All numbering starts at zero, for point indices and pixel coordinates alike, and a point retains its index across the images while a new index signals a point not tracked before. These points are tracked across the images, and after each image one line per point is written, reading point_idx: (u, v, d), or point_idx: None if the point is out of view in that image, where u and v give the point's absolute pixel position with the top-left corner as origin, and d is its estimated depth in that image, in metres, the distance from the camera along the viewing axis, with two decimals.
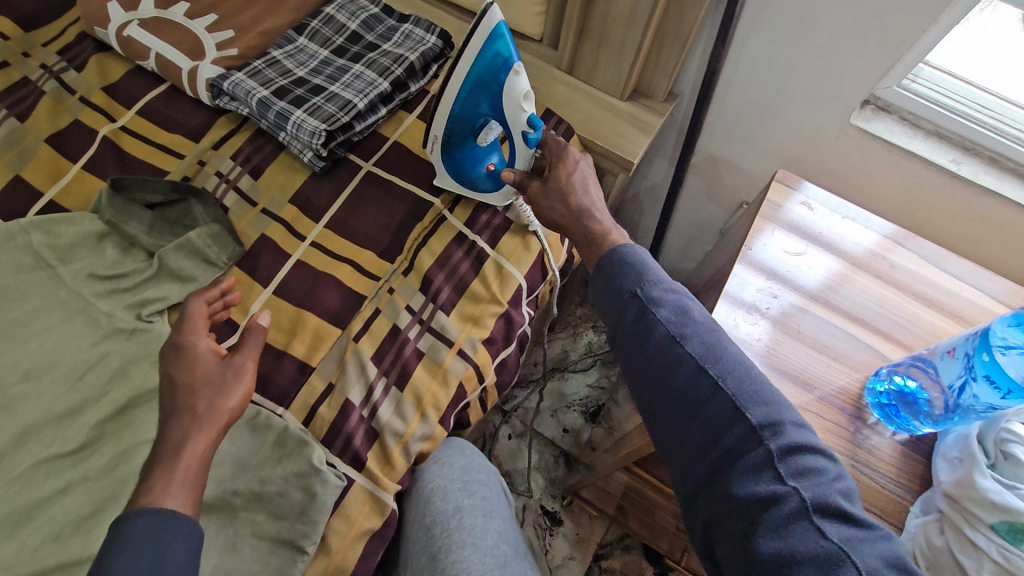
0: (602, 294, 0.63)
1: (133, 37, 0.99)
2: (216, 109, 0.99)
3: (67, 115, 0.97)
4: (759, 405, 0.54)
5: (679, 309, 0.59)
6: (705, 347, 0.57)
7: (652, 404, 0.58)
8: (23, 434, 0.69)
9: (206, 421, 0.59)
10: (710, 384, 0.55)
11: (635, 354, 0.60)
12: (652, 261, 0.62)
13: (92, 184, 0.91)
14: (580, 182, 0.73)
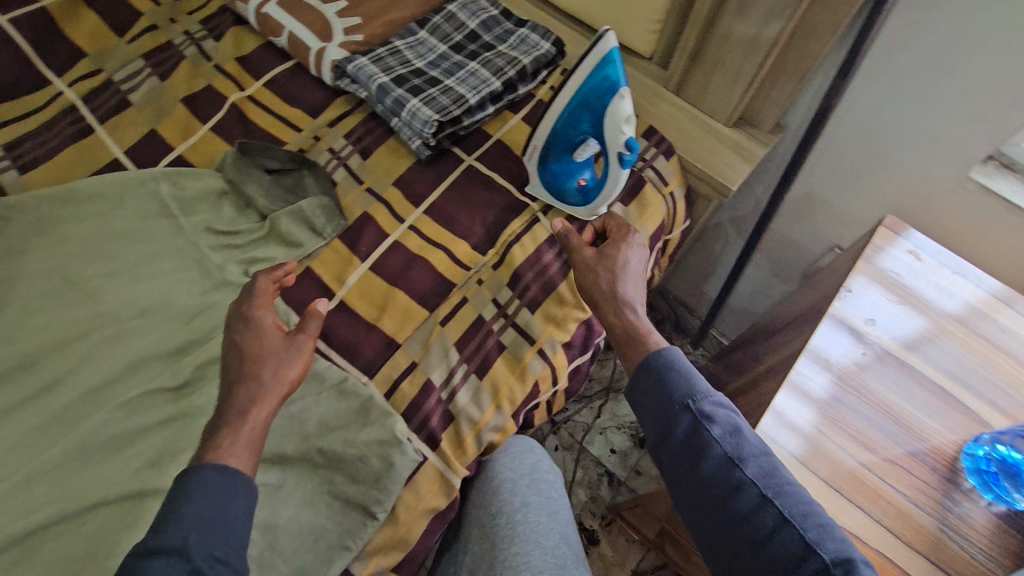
0: (644, 402, 0.62)
1: (270, 14, 1.05)
2: (335, 89, 1.04)
3: (202, 80, 1.04)
4: (828, 542, 0.51)
5: (733, 427, 0.58)
6: (762, 475, 0.55)
7: (706, 531, 0.56)
8: (133, 364, 0.74)
9: (270, 386, 0.64)
10: (776, 516, 0.53)
11: (688, 474, 0.58)
12: (697, 373, 0.62)
13: (217, 145, 0.97)
14: (632, 266, 0.76)
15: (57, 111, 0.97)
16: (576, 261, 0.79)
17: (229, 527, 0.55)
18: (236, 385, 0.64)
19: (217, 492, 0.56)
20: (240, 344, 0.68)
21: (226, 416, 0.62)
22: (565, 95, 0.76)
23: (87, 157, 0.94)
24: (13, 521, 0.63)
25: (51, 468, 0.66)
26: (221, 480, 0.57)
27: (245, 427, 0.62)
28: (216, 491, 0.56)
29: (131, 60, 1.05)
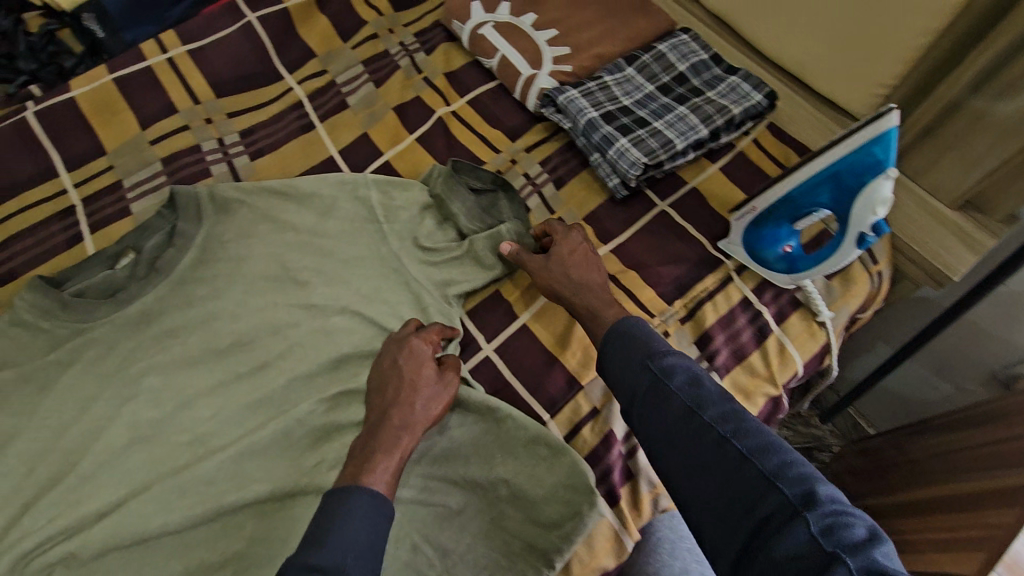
0: (617, 367, 0.68)
1: (486, 36, 1.07)
2: (535, 115, 1.04)
3: (412, 91, 1.09)
4: (784, 470, 0.55)
5: (694, 378, 0.64)
6: (722, 416, 0.60)
7: (677, 476, 0.60)
8: (336, 361, 0.80)
9: (419, 422, 0.70)
10: (736, 453, 0.57)
11: (654, 422, 0.63)
12: (659, 337, 0.69)
13: (422, 157, 1.01)
14: (580, 259, 0.84)
15: (286, 106, 1.05)
16: (529, 267, 0.83)
17: (378, 551, 0.58)
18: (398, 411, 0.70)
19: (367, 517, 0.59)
20: (401, 364, 0.74)
21: (382, 435, 0.68)
22: (813, 166, 0.71)
23: (306, 153, 1.01)
24: (227, 492, 0.70)
25: (260, 447, 0.73)
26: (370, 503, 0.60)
27: (396, 451, 0.67)
28: (368, 516, 0.59)
29: (352, 65, 1.11)
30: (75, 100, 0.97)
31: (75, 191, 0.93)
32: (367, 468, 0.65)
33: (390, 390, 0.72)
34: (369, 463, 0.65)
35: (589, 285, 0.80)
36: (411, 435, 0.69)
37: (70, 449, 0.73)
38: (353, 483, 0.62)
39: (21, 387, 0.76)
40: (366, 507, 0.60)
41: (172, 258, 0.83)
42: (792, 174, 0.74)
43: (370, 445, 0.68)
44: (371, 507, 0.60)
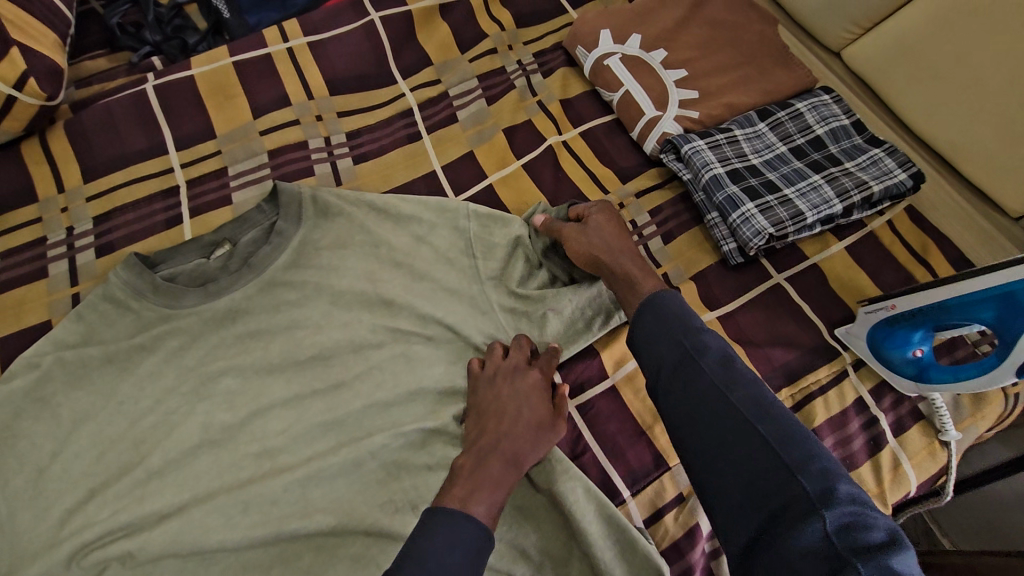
0: (643, 337, 0.62)
1: (611, 68, 1.01)
2: (650, 158, 0.99)
3: (524, 113, 1.05)
4: (808, 463, 0.50)
5: (725, 358, 0.57)
6: (749, 398, 0.55)
7: (693, 455, 0.55)
8: (414, 393, 0.76)
9: (524, 463, 0.68)
10: (759, 439, 0.52)
11: (675, 397, 0.57)
12: (691, 308, 0.63)
13: (527, 185, 0.97)
14: (616, 227, 0.81)
15: (395, 112, 1.03)
16: (564, 236, 0.82)
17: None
18: (483, 473, 0.65)
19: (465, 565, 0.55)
20: (511, 397, 0.72)
21: (491, 466, 0.66)
22: (988, 280, 0.66)
23: (410, 164, 0.98)
24: (291, 517, 0.68)
25: (328, 474, 0.70)
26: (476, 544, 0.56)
27: (499, 490, 0.64)
28: (465, 551, 0.55)
29: (467, 78, 1.07)
30: (194, 79, 0.97)
31: (180, 171, 0.92)
32: (476, 492, 0.63)
33: (496, 420, 0.70)
34: (477, 494, 0.63)
35: (629, 250, 0.78)
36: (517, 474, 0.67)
37: (143, 439, 0.72)
38: (458, 515, 0.57)
39: (103, 366, 0.76)
40: (470, 539, 0.56)
41: (265, 258, 0.81)
42: (957, 283, 0.69)
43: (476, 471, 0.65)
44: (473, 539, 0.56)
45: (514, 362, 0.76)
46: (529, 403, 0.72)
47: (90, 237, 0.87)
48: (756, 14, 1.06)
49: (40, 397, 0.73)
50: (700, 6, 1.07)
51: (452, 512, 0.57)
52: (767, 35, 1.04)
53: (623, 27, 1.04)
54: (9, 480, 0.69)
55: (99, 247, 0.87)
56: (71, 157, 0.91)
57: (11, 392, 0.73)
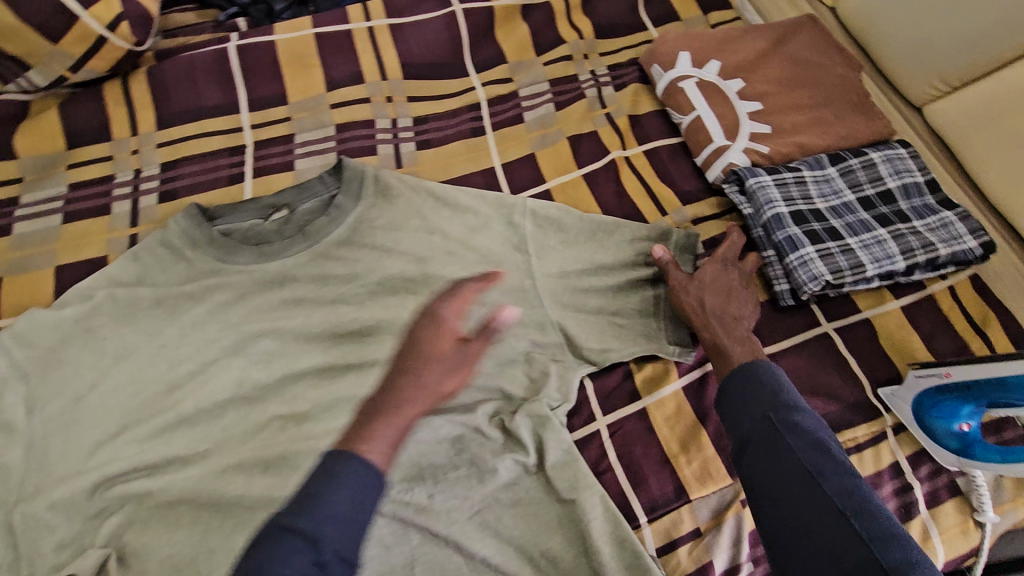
0: (735, 412, 0.65)
1: (685, 91, 1.00)
2: (711, 186, 0.97)
3: (591, 124, 1.05)
4: (906, 569, 0.49)
5: (820, 442, 0.59)
6: (844, 487, 0.56)
7: (781, 539, 0.56)
8: None
9: (433, 393, 0.58)
10: (852, 534, 0.53)
11: (763, 476, 0.59)
12: (786, 389, 0.65)
13: (585, 196, 0.97)
14: (732, 291, 0.82)
15: (464, 104, 1.04)
16: (671, 281, 0.82)
17: (342, 519, 0.51)
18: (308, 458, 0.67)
19: (351, 515, 0.51)
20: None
21: None
22: None
23: (471, 157, 0.99)
24: None
25: None
26: (365, 480, 0.53)
27: None
28: (345, 489, 0.52)
29: (539, 81, 1.08)
30: (275, 44, 1.00)
31: (250, 131, 0.94)
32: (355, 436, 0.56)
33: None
34: None
35: (734, 320, 0.78)
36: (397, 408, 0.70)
37: (178, 385, 0.74)
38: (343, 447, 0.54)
39: (151, 308, 0.77)
40: (341, 476, 0.52)
41: (320, 228, 0.83)
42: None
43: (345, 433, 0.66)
44: (345, 477, 0.52)
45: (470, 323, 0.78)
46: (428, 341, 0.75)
47: (155, 181, 0.89)
48: (839, 57, 1.04)
49: (88, 329, 0.75)
50: (782, 44, 1.06)
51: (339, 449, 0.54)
52: (849, 80, 1.02)
53: (703, 52, 1.04)
54: (48, 403, 0.71)
55: (162, 192, 0.89)
56: (149, 106, 0.94)
57: (59, 319, 0.75)
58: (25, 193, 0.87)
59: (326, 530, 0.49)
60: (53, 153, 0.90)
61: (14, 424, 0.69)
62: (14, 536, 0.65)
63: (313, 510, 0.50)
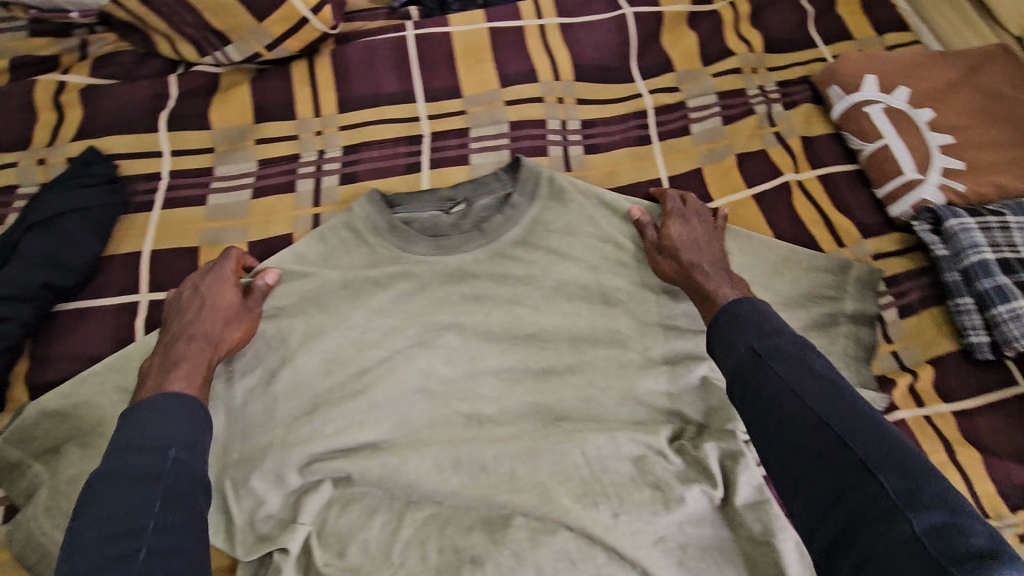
0: (725, 346, 0.71)
1: (870, 116, 0.97)
2: (894, 221, 0.96)
3: (760, 142, 1.01)
4: (885, 461, 0.56)
5: (801, 363, 0.65)
6: (826, 398, 0.62)
7: (777, 458, 0.62)
8: (626, 400, 0.79)
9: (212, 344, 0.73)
10: (834, 439, 0.59)
11: (755, 403, 0.65)
12: (768, 319, 0.70)
13: (755, 218, 0.95)
14: (704, 235, 0.84)
15: (630, 111, 1.01)
16: (648, 240, 0.84)
17: (183, 438, 0.63)
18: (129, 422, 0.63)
19: (189, 436, 0.63)
20: (204, 286, 0.77)
21: (181, 354, 0.71)
22: None
23: (638, 167, 0.97)
24: (497, 489, 0.72)
25: (534, 453, 0.75)
26: (186, 405, 0.66)
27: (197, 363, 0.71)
28: (180, 412, 0.64)
29: (708, 92, 1.04)
30: (451, 35, 1.00)
31: (426, 122, 0.95)
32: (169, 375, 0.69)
33: (191, 311, 0.75)
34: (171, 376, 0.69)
35: (713, 262, 0.81)
36: (213, 355, 0.73)
37: (369, 368, 0.78)
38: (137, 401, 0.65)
39: (341, 292, 0.81)
40: (171, 405, 0.64)
41: (497, 226, 0.84)
42: None
43: (160, 380, 0.69)
44: (175, 407, 0.65)
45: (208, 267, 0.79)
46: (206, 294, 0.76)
47: (338, 163, 0.93)
48: None
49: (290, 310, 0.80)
50: (974, 73, 1.00)
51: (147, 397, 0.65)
52: None
53: (891, 76, 0.99)
54: (248, 374, 0.78)
55: (343, 175, 0.92)
56: (331, 87, 0.96)
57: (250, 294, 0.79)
58: (218, 164, 0.92)
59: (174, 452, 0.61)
60: (242, 125, 0.94)
61: (220, 390, 0.77)
62: (224, 493, 0.73)
63: (140, 434, 0.61)
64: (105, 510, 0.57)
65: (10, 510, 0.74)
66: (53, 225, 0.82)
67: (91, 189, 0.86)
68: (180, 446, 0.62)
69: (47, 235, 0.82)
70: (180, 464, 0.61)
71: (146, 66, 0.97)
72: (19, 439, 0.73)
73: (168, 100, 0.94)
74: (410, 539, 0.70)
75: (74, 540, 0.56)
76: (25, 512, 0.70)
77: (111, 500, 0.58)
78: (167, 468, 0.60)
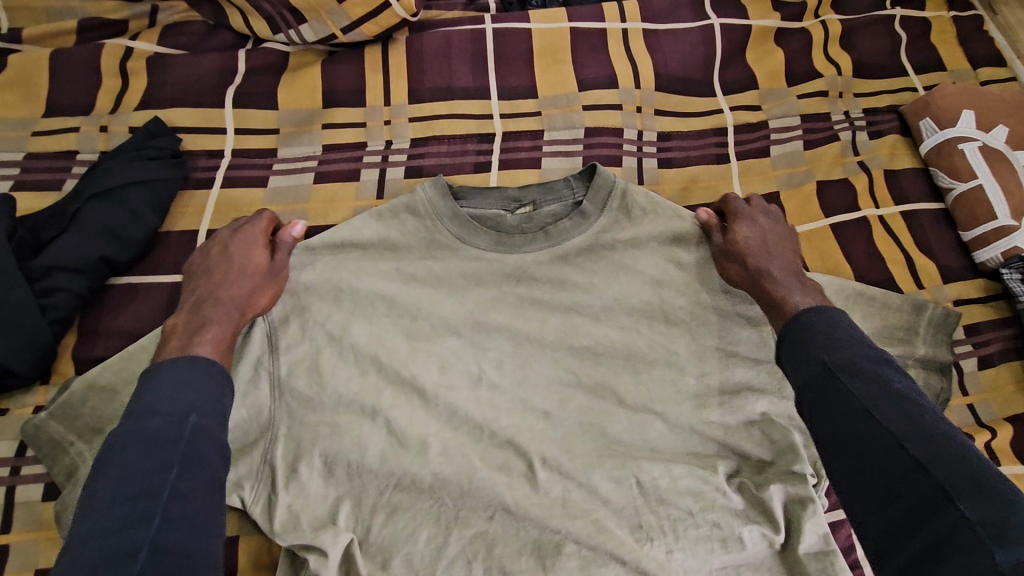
0: (791, 353, 0.65)
1: (964, 154, 0.92)
2: (978, 267, 0.91)
3: (841, 170, 0.96)
4: (967, 488, 0.52)
5: (878, 378, 0.59)
6: (907, 419, 0.56)
7: (846, 477, 0.58)
8: (688, 433, 0.74)
9: (239, 304, 0.70)
10: (912, 461, 0.54)
11: (826, 417, 0.60)
12: (840, 326, 0.65)
13: (832, 249, 0.90)
14: (774, 241, 0.78)
15: (709, 126, 0.97)
16: (713, 244, 0.79)
17: (201, 402, 0.59)
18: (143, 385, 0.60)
19: (211, 402, 0.60)
20: (233, 247, 0.75)
21: (207, 313, 0.69)
22: None
23: (712, 185, 0.93)
24: (551, 513, 0.69)
25: (590, 481, 0.71)
26: (207, 371, 0.62)
27: (223, 326, 0.68)
28: (196, 379, 0.61)
29: (791, 114, 0.99)
30: (531, 32, 0.96)
31: (499, 120, 0.92)
32: (194, 339, 0.67)
33: (221, 270, 0.73)
34: (197, 338, 0.66)
35: (787, 268, 0.75)
36: (240, 320, 0.70)
37: (421, 373, 0.74)
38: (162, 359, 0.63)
39: (400, 289, 0.77)
40: (186, 370, 0.61)
41: (564, 231, 0.79)
42: None
43: (186, 340, 0.67)
44: (191, 372, 0.61)
45: (237, 227, 0.77)
46: (234, 254, 0.73)
47: (405, 155, 0.90)
48: None
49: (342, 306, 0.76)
50: None
51: (160, 362, 0.62)
52: None
53: (989, 114, 0.94)
54: (295, 346, 0.74)
55: (410, 168, 0.89)
56: (405, 76, 0.93)
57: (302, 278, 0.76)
58: (282, 146, 0.89)
59: (193, 420, 0.57)
60: (310, 108, 0.91)
61: (266, 360, 0.73)
62: (274, 481, 0.70)
63: (163, 400, 0.58)
64: (120, 474, 0.53)
65: (51, 485, 0.73)
66: (115, 195, 0.80)
67: (155, 163, 0.84)
68: (200, 412, 0.58)
69: (108, 206, 0.79)
70: (201, 433, 0.57)
71: (216, 39, 0.94)
72: (63, 415, 0.71)
73: (235, 76, 0.91)
74: (457, 556, 0.68)
75: (92, 504, 0.53)
76: (68, 491, 0.69)
77: (130, 464, 0.54)
78: (190, 436, 0.57)
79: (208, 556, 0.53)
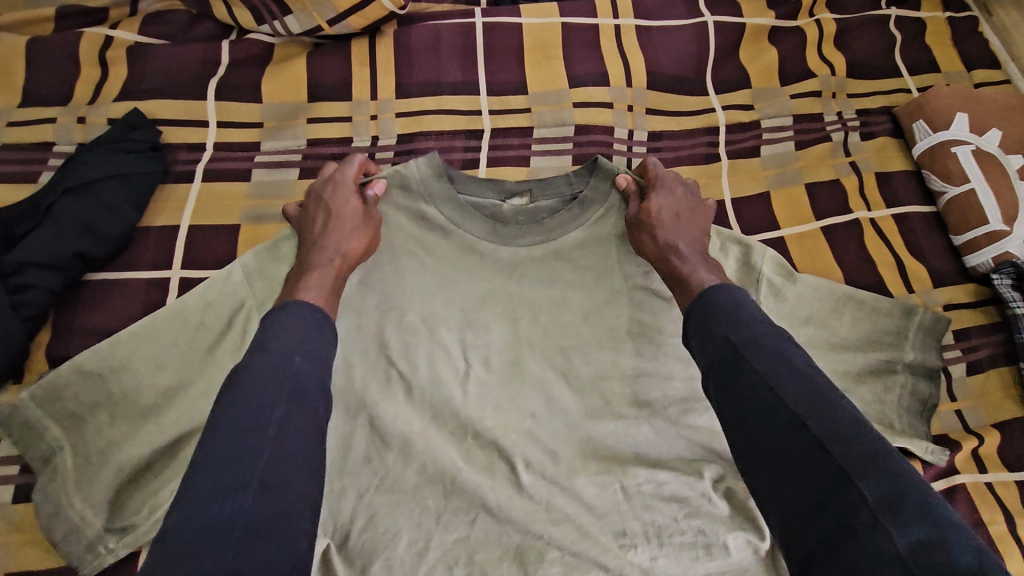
0: (698, 333, 0.64)
1: (956, 157, 0.91)
2: (968, 271, 0.90)
3: (833, 172, 0.95)
4: (866, 466, 0.50)
5: (777, 354, 0.58)
6: (805, 396, 0.55)
7: (749, 461, 0.56)
8: (674, 439, 0.73)
9: (340, 249, 0.71)
10: (812, 442, 0.53)
11: (731, 398, 0.58)
12: (745, 306, 0.63)
13: (822, 252, 0.89)
14: (685, 218, 0.76)
15: (700, 125, 0.96)
16: (627, 217, 0.76)
17: (309, 344, 0.59)
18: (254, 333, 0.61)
19: (315, 347, 0.59)
20: (330, 192, 0.75)
21: (312, 261, 0.70)
22: None
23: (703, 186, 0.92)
24: (533, 519, 0.68)
25: (573, 486, 0.70)
26: (312, 315, 0.62)
27: (327, 272, 0.69)
28: (303, 322, 0.60)
29: (783, 114, 0.98)
30: (522, 27, 0.95)
31: (488, 116, 0.90)
32: (297, 287, 0.67)
33: (320, 219, 0.74)
34: (302, 284, 0.68)
35: (694, 246, 0.74)
36: (342, 262, 0.71)
37: (403, 375, 0.73)
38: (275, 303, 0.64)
39: (382, 289, 0.76)
40: (296, 313, 0.61)
41: (558, 226, 0.77)
42: None
43: (293, 287, 0.68)
44: (300, 315, 0.61)
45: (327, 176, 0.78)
46: (330, 203, 0.75)
47: (391, 152, 0.88)
48: None
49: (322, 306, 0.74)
50: None
51: (280, 304, 0.63)
52: None
53: (982, 117, 0.93)
54: None
55: (396, 165, 0.87)
56: (392, 70, 0.91)
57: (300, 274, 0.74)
58: (266, 139, 0.88)
59: (299, 361, 0.57)
60: (294, 102, 0.89)
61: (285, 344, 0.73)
62: None
63: (273, 340, 0.58)
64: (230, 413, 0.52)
65: (21, 488, 0.71)
66: (91, 188, 0.78)
67: (134, 156, 0.82)
68: (305, 355, 0.58)
69: (85, 201, 0.78)
70: (304, 374, 0.57)
71: (198, 29, 0.92)
72: (44, 399, 0.68)
73: (218, 67, 0.89)
74: (437, 562, 0.67)
75: (210, 431, 0.52)
76: (47, 477, 0.68)
77: (242, 396, 0.53)
78: (296, 377, 0.56)
79: (308, 501, 0.52)
